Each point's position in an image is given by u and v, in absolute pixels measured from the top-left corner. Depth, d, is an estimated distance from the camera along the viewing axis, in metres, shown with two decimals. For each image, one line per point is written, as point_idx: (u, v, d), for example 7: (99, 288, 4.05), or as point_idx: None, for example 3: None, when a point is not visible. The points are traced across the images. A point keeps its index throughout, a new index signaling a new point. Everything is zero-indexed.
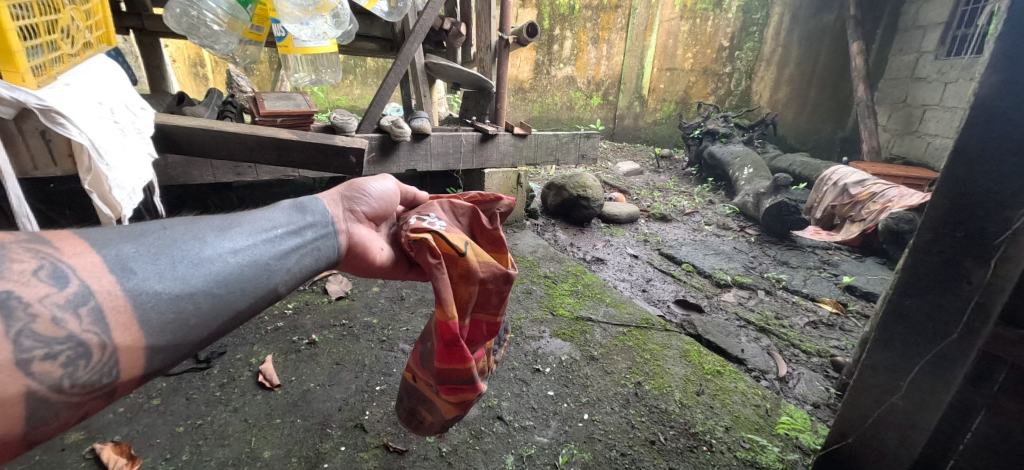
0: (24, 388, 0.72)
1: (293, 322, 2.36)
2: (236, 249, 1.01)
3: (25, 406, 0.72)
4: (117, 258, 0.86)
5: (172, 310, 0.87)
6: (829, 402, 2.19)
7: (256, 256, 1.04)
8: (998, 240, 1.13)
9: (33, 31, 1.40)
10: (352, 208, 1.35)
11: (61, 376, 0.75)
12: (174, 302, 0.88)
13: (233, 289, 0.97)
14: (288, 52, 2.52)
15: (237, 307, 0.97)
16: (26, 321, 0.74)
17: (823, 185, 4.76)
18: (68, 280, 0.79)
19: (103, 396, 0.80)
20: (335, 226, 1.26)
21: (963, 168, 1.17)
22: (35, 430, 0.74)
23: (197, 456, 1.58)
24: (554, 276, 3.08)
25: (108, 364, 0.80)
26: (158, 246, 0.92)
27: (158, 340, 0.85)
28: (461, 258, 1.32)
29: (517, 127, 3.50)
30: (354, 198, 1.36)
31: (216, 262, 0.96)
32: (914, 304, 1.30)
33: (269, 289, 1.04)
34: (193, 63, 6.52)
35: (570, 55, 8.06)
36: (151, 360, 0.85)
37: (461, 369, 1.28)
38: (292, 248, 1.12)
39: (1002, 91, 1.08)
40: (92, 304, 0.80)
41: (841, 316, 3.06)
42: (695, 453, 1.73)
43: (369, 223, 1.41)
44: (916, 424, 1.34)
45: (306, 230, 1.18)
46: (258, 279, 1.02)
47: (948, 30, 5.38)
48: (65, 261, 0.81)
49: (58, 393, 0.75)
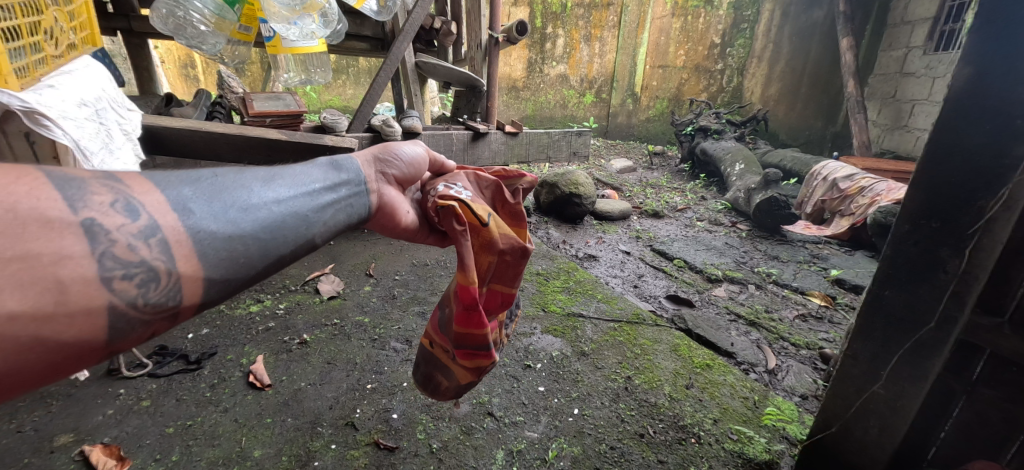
0: (107, 303, 0.71)
1: (284, 322, 2.36)
2: (279, 199, 0.97)
3: (108, 317, 0.71)
4: (178, 198, 0.83)
5: (226, 249, 0.85)
6: (817, 394, 2.22)
7: (298, 207, 1.00)
8: (972, 230, 1.16)
9: (15, 32, 1.40)
10: (383, 171, 1.28)
11: (136, 296, 0.74)
12: (227, 242, 0.85)
13: (275, 234, 0.92)
14: (277, 52, 2.55)
15: (281, 252, 0.93)
16: (106, 245, 0.73)
17: (813, 180, 4.84)
18: (139, 212, 0.77)
19: (169, 319, 0.79)
20: (367, 186, 1.21)
21: (939, 160, 1.19)
22: (114, 342, 0.73)
23: (187, 456, 1.58)
24: (546, 272, 3.10)
25: (173, 290, 0.78)
26: (211, 191, 0.89)
27: (216, 273, 0.83)
28: (484, 228, 1.34)
29: (509, 125, 3.50)
30: (385, 160, 1.29)
31: (262, 209, 0.93)
32: (892, 294, 1.33)
33: (308, 239, 1.00)
34: (184, 65, 6.49)
35: (563, 53, 8.27)
36: (208, 291, 0.82)
37: (479, 336, 1.31)
38: (329, 202, 1.07)
39: (975, 83, 1.11)
40: (160, 236, 0.78)
41: (830, 309, 3.10)
42: (683, 446, 1.76)
43: (398, 187, 1.34)
44: (896, 411, 1.37)
45: (341, 186, 1.13)
46: (300, 228, 0.98)
47: (935, 25, 5.45)
48: (138, 194, 0.79)
49: (136, 308, 0.74)
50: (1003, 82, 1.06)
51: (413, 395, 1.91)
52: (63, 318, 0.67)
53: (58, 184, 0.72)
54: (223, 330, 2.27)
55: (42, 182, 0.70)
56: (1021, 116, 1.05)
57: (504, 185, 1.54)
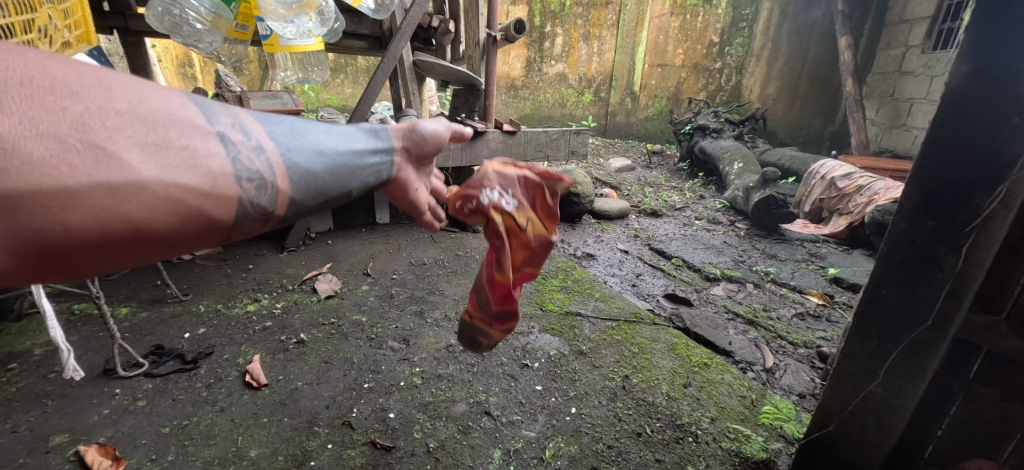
0: (236, 195, 0.87)
1: (281, 322, 2.36)
2: (341, 149, 1.11)
3: (233, 209, 0.86)
4: (274, 131, 0.98)
5: (308, 176, 1.00)
6: (814, 392, 2.22)
7: (352, 158, 1.12)
8: (969, 228, 1.16)
9: (9, 30, 1.37)
10: (405, 151, 1.30)
11: (253, 197, 0.90)
12: (308, 171, 1.00)
13: (338, 174, 1.06)
14: (274, 50, 2.55)
15: (335, 193, 1.07)
16: (236, 152, 0.88)
17: (812, 179, 4.82)
18: (252, 135, 0.92)
19: (265, 224, 0.94)
20: (394, 159, 1.26)
21: (935, 157, 1.19)
22: (234, 227, 0.88)
23: (183, 456, 1.58)
24: (545, 271, 3.10)
25: (274, 198, 0.94)
26: (293, 131, 1.03)
27: (299, 194, 0.98)
28: (521, 232, 1.45)
29: (506, 124, 3.48)
30: (409, 142, 1.30)
31: (331, 153, 1.07)
32: (889, 292, 1.33)
33: (353, 190, 1.12)
34: (181, 63, 6.46)
35: (562, 52, 8.27)
36: (293, 207, 0.98)
37: (506, 326, 1.47)
38: (371, 162, 1.18)
39: (972, 80, 1.11)
40: (266, 156, 0.93)
41: (827, 308, 3.11)
42: (681, 445, 1.75)
43: (415, 165, 1.35)
44: (892, 410, 1.38)
45: (381, 152, 1.22)
46: (352, 175, 1.10)
47: (933, 24, 5.45)
48: (247, 119, 0.94)
49: (251, 205, 0.90)
50: (1000, 80, 1.07)
51: (411, 394, 1.91)
52: (211, 198, 0.82)
53: (198, 104, 0.86)
54: (220, 330, 2.26)
55: (186, 99, 0.85)
56: (1018, 114, 1.06)
57: (545, 185, 1.51)
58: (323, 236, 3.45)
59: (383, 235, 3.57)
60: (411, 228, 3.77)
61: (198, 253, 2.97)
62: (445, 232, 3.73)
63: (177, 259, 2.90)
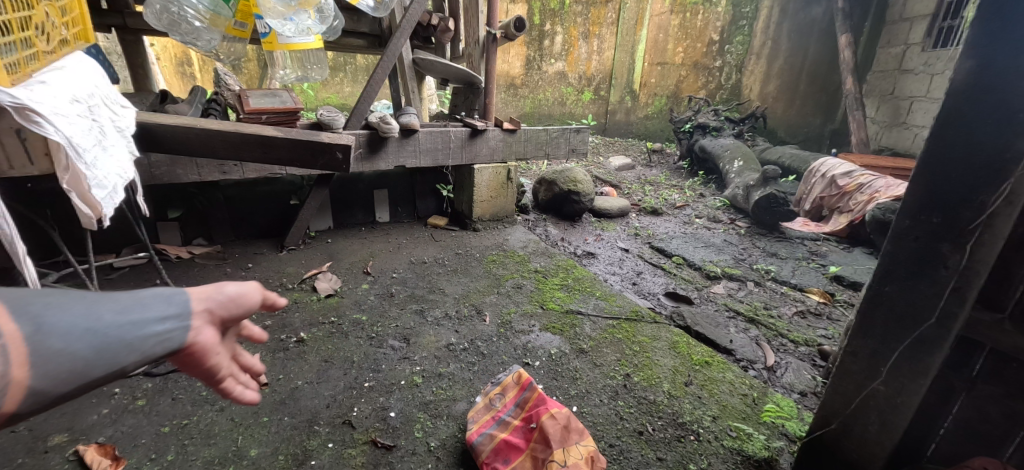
0: None
1: (281, 321, 2.35)
2: (128, 319, 0.85)
3: None
4: (30, 307, 0.77)
5: (51, 363, 0.76)
6: (816, 391, 2.22)
7: (143, 328, 0.86)
8: (973, 225, 1.16)
9: (6, 27, 1.35)
10: (204, 307, 0.96)
11: None
12: (46, 360, 0.76)
13: (105, 356, 0.81)
14: (273, 48, 2.51)
15: (96, 377, 0.81)
16: None
17: (812, 177, 4.82)
18: None
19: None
20: (188, 320, 0.92)
21: (940, 153, 1.19)
22: None
23: (183, 456, 1.57)
24: (545, 270, 3.09)
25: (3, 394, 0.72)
26: (58, 303, 0.80)
27: (40, 384, 0.75)
28: None
29: (506, 122, 3.46)
30: (210, 294, 0.97)
31: (103, 329, 0.82)
32: (892, 290, 1.32)
33: (131, 369, 0.84)
34: (180, 62, 6.45)
35: (561, 50, 8.25)
36: (30, 402, 0.75)
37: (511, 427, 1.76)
38: (167, 330, 0.89)
39: (976, 76, 1.11)
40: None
41: (828, 306, 3.10)
42: (683, 443, 1.75)
43: (219, 324, 1.00)
44: (895, 408, 1.37)
45: (188, 318, 0.93)
46: (123, 353, 0.83)
47: (933, 22, 5.43)
48: None
49: None
50: (1005, 75, 1.07)
51: (412, 393, 1.91)
52: None
53: None
54: None
55: None
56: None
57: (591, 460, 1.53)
58: (322, 235, 3.45)
59: (383, 234, 3.56)
60: (411, 226, 3.76)
61: (197, 252, 2.96)
62: (445, 230, 3.72)
63: (176, 257, 2.89)
